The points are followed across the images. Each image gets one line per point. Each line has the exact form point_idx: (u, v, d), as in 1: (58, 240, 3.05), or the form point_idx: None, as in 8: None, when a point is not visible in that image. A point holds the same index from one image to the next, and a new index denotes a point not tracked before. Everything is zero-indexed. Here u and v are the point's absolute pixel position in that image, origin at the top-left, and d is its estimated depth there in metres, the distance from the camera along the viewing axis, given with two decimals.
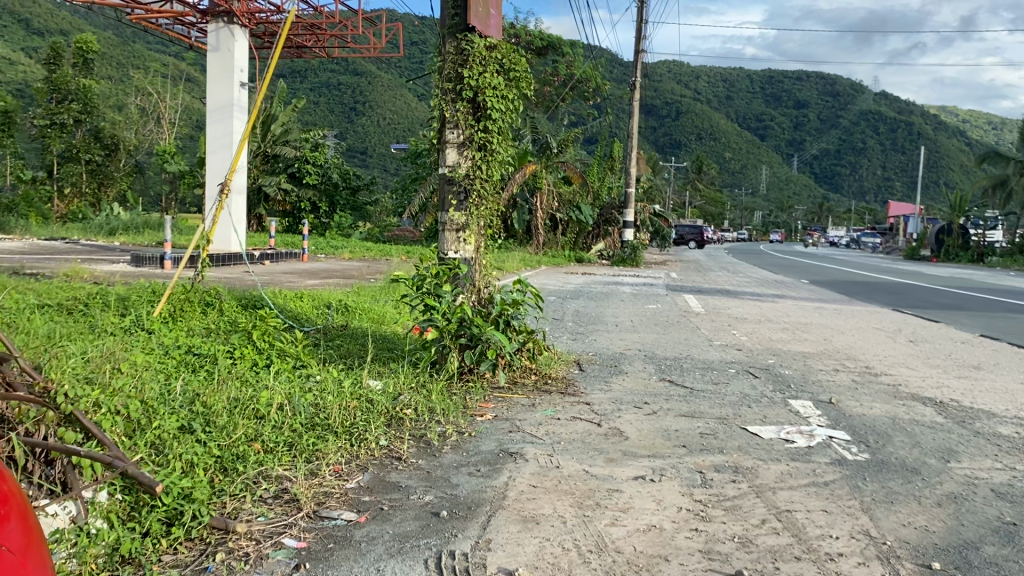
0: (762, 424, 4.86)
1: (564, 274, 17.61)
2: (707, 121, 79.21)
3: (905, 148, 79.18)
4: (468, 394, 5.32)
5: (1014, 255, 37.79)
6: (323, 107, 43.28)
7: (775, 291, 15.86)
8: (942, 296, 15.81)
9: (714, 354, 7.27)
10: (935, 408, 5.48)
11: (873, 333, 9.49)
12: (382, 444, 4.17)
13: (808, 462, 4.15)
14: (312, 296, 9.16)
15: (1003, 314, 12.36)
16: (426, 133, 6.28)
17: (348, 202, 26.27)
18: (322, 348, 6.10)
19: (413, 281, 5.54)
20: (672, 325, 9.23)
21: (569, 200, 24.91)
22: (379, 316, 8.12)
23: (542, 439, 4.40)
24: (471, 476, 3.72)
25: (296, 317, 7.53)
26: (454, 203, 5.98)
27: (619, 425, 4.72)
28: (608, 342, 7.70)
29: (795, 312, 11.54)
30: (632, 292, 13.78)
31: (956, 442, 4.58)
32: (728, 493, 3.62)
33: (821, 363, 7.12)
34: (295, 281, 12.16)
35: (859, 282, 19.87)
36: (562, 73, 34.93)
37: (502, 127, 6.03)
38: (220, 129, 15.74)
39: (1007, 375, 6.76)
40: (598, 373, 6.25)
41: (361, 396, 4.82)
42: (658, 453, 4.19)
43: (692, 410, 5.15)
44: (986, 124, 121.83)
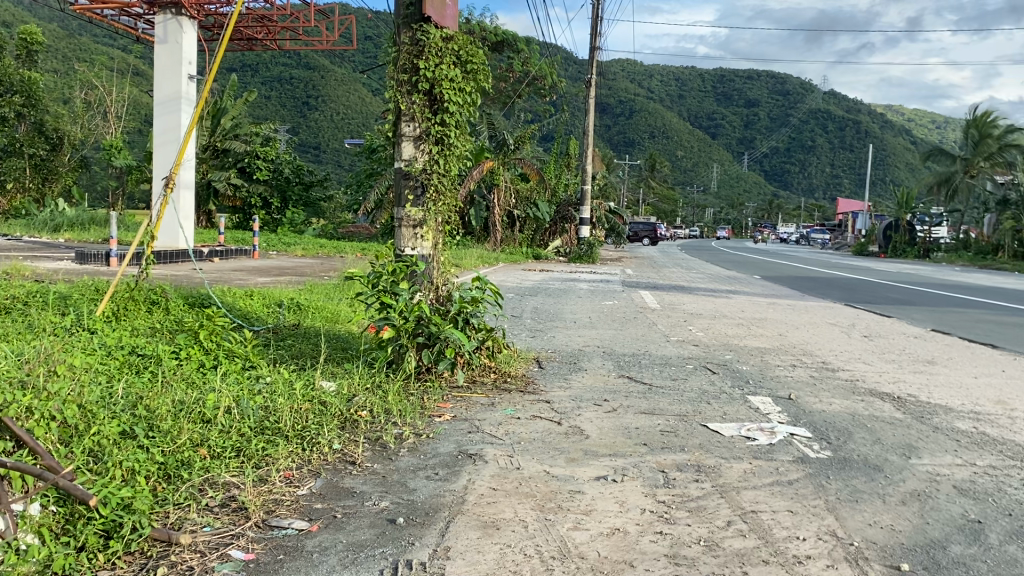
0: (723, 421, 4.80)
1: (521, 270, 17.51)
2: (661, 119, 79.81)
3: (853, 147, 80.65)
4: (425, 395, 5.18)
5: (959, 251, 38.73)
6: (275, 102, 42.55)
7: (729, 286, 15.96)
8: (894, 291, 16.04)
9: (672, 350, 7.23)
10: (893, 403, 5.48)
11: (828, 329, 9.55)
12: (338, 447, 4.03)
13: (771, 460, 4.09)
14: (263, 294, 8.94)
15: (953, 309, 12.54)
16: (381, 126, 6.12)
17: (301, 198, 25.81)
18: (272, 349, 5.92)
19: (368, 278, 5.38)
20: (630, 322, 9.17)
21: (526, 197, 24.84)
22: (332, 315, 7.94)
23: (503, 439, 4.28)
24: (429, 480, 3.59)
25: (246, 317, 7.33)
26: (410, 198, 5.82)
27: (580, 425, 4.62)
28: (568, 339, 7.61)
29: (750, 308, 11.58)
30: (589, 288, 13.74)
31: (916, 438, 4.57)
32: (693, 493, 3.54)
33: (778, 358, 7.12)
34: (245, 278, 11.89)
35: (811, 278, 20.10)
36: (517, 68, 34.84)
37: (459, 120, 5.90)
38: (168, 123, 15.35)
39: (961, 370, 6.82)
40: (558, 371, 6.15)
41: (314, 400, 4.66)
42: (619, 452, 4.10)
43: (653, 407, 5.08)
44: (930, 122, 124.76)
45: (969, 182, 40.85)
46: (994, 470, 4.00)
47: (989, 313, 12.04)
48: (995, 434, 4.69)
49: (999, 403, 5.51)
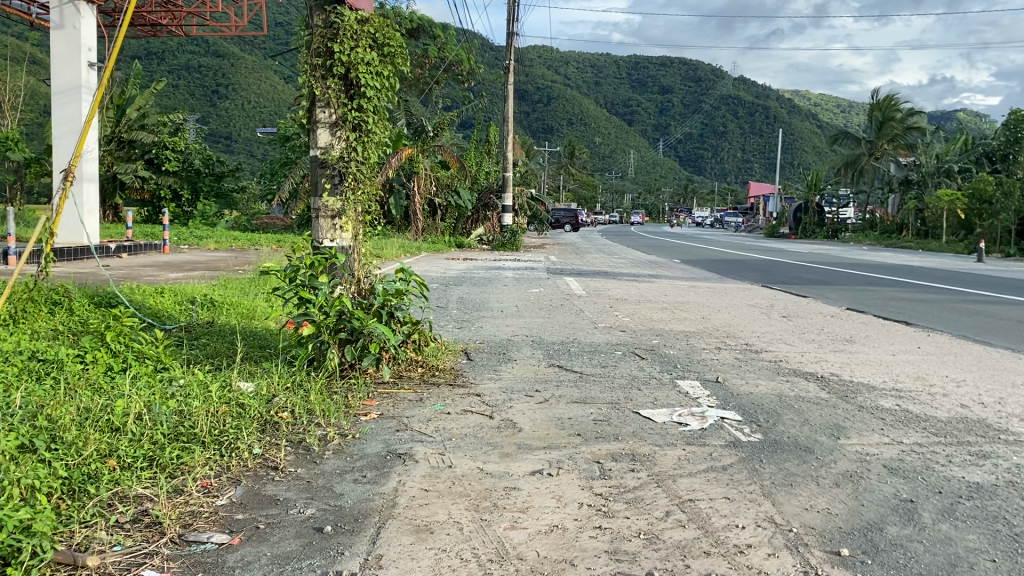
0: (654, 408, 4.75)
1: (444, 260, 17.34)
2: (578, 106, 80.31)
3: (764, 132, 82.79)
4: (350, 392, 5.00)
5: (865, 230, 40.55)
6: (183, 91, 41.13)
7: (650, 271, 16.11)
8: (809, 272, 16.44)
9: (599, 337, 7.18)
10: (818, 383, 5.53)
11: (748, 310, 9.68)
12: (258, 451, 3.83)
13: (704, 445, 4.05)
14: (174, 290, 8.57)
15: (865, 287, 12.92)
16: (295, 112, 5.89)
17: (213, 189, 25.09)
18: (186, 350, 5.66)
19: (286, 272, 5.16)
20: (556, 309, 9.11)
21: (446, 184, 24.64)
22: (248, 311, 7.66)
23: (432, 436, 4.14)
24: (357, 484, 3.44)
25: (156, 316, 6.99)
26: (328, 186, 5.62)
27: (512, 417, 4.51)
28: (496, 329, 7.50)
29: (673, 292, 11.67)
30: (514, 276, 13.66)
31: (843, 418, 4.61)
32: (629, 484, 3.46)
33: (704, 341, 7.14)
34: (155, 274, 11.39)
35: (728, 260, 20.47)
36: (433, 55, 34.50)
37: (378, 105, 5.71)
38: (66, 113, 14.57)
39: (879, 347, 6.97)
40: (487, 362, 6.03)
41: (232, 403, 4.44)
42: (553, 445, 4.00)
43: (584, 396, 5.00)
44: (835, 107, 128.95)
45: (873, 164, 41.34)
46: (920, 448, 4.05)
47: (900, 291, 12.41)
48: (917, 412, 4.77)
49: (919, 380, 5.63)
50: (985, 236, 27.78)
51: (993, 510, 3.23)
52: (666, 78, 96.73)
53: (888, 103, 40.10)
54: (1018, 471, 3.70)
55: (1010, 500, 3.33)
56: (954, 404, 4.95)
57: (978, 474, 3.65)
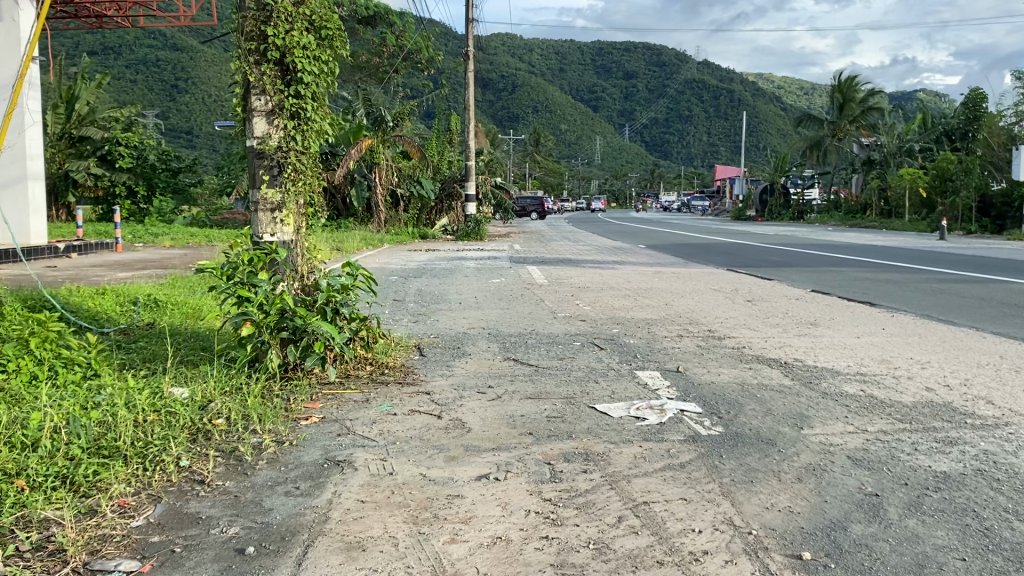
0: (611, 402, 4.55)
1: (406, 251, 17.03)
2: (542, 93, 80.01)
3: (728, 116, 83.10)
4: (291, 395, 4.74)
5: (830, 211, 40.94)
6: (141, 86, 40.31)
7: (614, 257, 15.96)
8: (774, 253, 16.35)
9: (558, 328, 6.96)
10: (780, 369, 5.37)
11: (712, 295, 9.52)
12: (185, 463, 3.56)
13: (661, 441, 3.84)
14: (117, 291, 8.21)
15: (829, 268, 12.84)
16: (230, 101, 5.59)
17: (169, 184, 24.45)
18: (121, 355, 5.37)
19: (223, 270, 4.88)
20: (516, 300, 8.88)
21: (408, 174, 24.22)
22: (194, 309, 7.37)
23: (376, 441, 3.90)
24: (288, 498, 3.20)
25: (94, 318, 6.67)
26: (266, 177, 5.32)
27: (461, 416, 4.29)
28: (452, 322, 7.25)
29: (636, 278, 11.50)
30: (475, 266, 13.41)
31: (805, 407, 4.44)
32: (580, 487, 3.24)
33: (666, 329, 6.95)
34: (103, 274, 10.97)
35: (693, 245, 20.37)
36: (393, 43, 34.06)
37: (317, 91, 5.43)
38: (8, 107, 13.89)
39: (843, 330, 6.83)
40: (440, 358, 5.79)
41: (162, 411, 4.17)
42: (503, 446, 3.78)
43: (538, 391, 4.79)
44: (797, 89, 129.99)
45: (836, 145, 41.35)
46: (884, 436, 3.89)
47: (864, 271, 12.33)
48: (881, 397, 4.62)
49: (883, 363, 5.49)
50: (946, 214, 27.96)
51: (961, 502, 3.06)
52: (629, 64, 96.76)
53: (849, 84, 40.18)
54: (986, 458, 3.55)
55: (978, 490, 3.17)
56: (920, 388, 4.80)
57: (946, 463, 3.48)
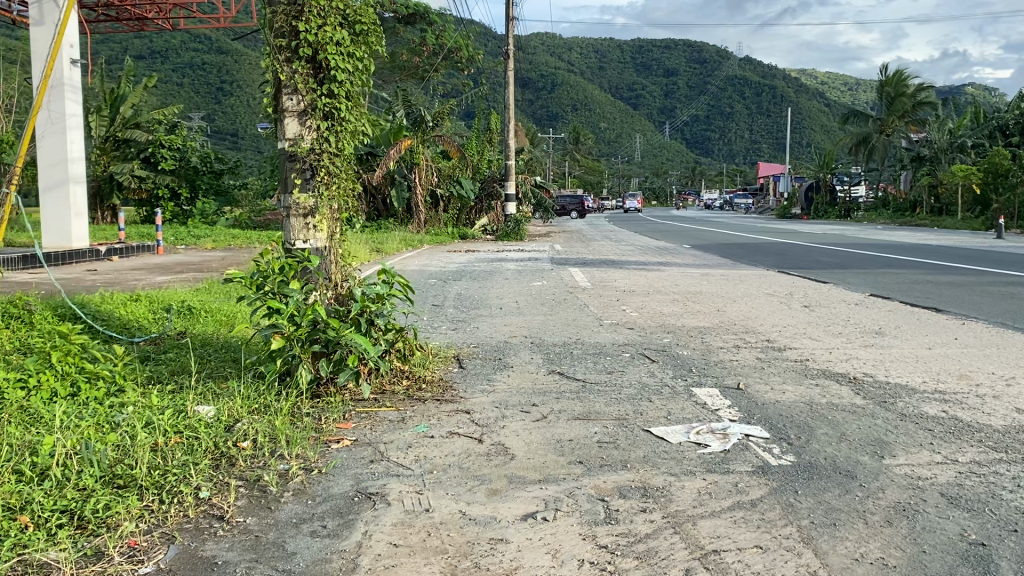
0: (667, 424, 4.17)
1: (444, 252, 16.79)
2: (582, 91, 79.50)
3: (771, 112, 81.70)
4: (322, 414, 4.44)
5: (878, 209, 39.90)
6: (188, 89, 40.76)
7: (658, 258, 15.52)
8: (825, 254, 15.73)
9: (605, 337, 6.59)
10: (850, 386, 4.94)
11: (765, 300, 9.08)
12: (204, 495, 3.28)
13: (727, 473, 3.47)
14: (149, 297, 8.01)
15: (887, 270, 12.24)
16: (260, 100, 5.29)
17: (212, 186, 24.38)
18: (148, 368, 5.13)
19: (252, 279, 4.59)
20: (560, 305, 8.52)
21: (448, 174, 23.97)
22: (226, 317, 7.14)
23: (411, 469, 3.58)
24: (313, 540, 2.88)
25: (125, 327, 6.47)
26: (298, 182, 5.03)
27: (504, 440, 3.94)
28: (492, 331, 6.90)
29: (683, 281, 11.05)
30: (516, 268, 13.07)
31: (884, 430, 4.02)
32: (639, 530, 2.88)
33: (720, 339, 6.53)
34: (141, 279, 10.86)
35: (737, 244, 19.85)
36: (432, 42, 33.83)
37: (351, 90, 5.13)
38: (51, 110, 13.88)
39: (912, 340, 6.36)
40: (480, 371, 5.45)
41: (183, 434, 3.89)
42: (551, 477, 3.43)
43: (587, 411, 4.43)
44: (841, 85, 127.68)
45: (885, 141, 40.30)
46: (979, 468, 3.46)
47: (927, 273, 11.71)
48: (969, 420, 4.17)
49: (962, 379, 5.03)
50: (1002, 211, 26.91)
51: None
52: (670, 61, 95.72)
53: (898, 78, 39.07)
54: None
55: None
56: (1010, 409, 4.34)
57: None
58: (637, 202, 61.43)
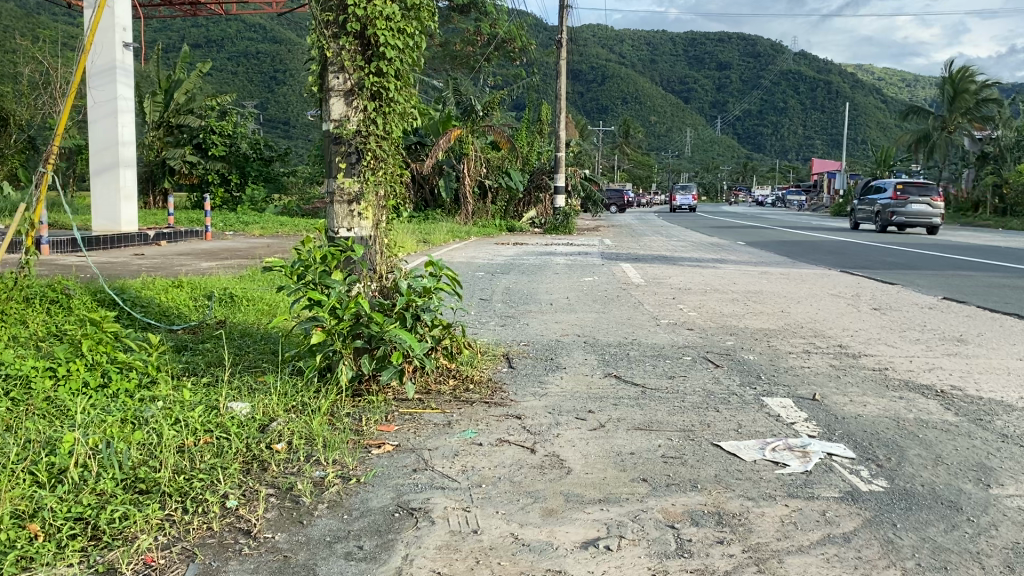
0: (738, 438, 3.80)
1: (492, 244, 16.49)
2: (634, 84, 78.61)
3: (825, 107, 79.94)
4: (363, 415, 4.14)
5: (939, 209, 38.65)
6: (243, 78, 41.01)
7: (715, 255, 15.02)
8: (889, 254, 15.07)
9: (664, 338, 6.19)
10: (938, 399, 4.50)
11: (832, 301, 8.57)
12: (231, 503, 2.99)
13: (812, 499, 3.08)
14: (192, 284, 7.80)
15: (957, 273, 11.61)
16: (305, 80, 5.00)
17: (262, 172, 24.23)
18: (183, 360, 4.88)
19: (293, 269, 4.30)
20: (613, 302, 8.13)
21: (496, 165, 23.62)
22: (269, 306, 6.88)
23: (458, 481, 3.25)
24: (348, 564, 2.57)
25: (164, 314, 6.25)
26: (343, 166, 4.73)
27: (558, 451, 3.59)
28: (543, 328, 6.55)
29: (742, 280, 10.58)
30: (567, 262, 12.67)
31: (986, 453, 3.59)
32: (718, 567, 2.53)
33: (788, 344, 6.10)
34: (187, 264, 10.72)
35: (795, 242, 19.20)
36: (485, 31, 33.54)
37: (401, 69, 4.81)
38: (103, 94, 13.83)
39: (999, 350, 5.86)
40: (531, 371, 5.11)
41: (214, 434, 3.62)
42: (613, 497, 3.08)
43: (650, 421, 4.06)
44: (901, 80, 124.73)
45: (946, 138, 38.82)
46: None
47: (1002, 276, 11.07)
48: None
49: None
50: None
51: None
52: (724, 55, 94.22)
53: (962, 74, 37.25)
54: None
55: None
56: None
57: None
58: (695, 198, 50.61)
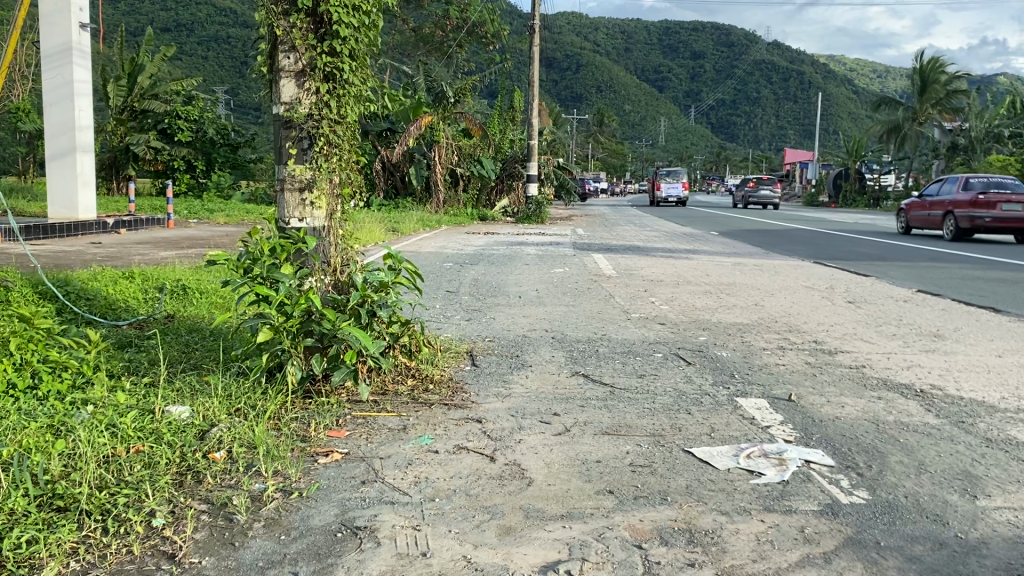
0: (710, 444, 3.58)
1: (464, 234, 16.19)
2: (608, 73, 78.42)
3: (797, 98, 80.38)
4: (312, 419, 3.87)
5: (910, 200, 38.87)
6: (212, 63, 40.21)
7: (688, 245, 14.84)
8: (862, 245, 14.98)
9: (634, 333, 5.97)
10: (919, 400, 4.31)
11: (806, 294, 8.40)
12: (156, 523, 2.72)
13: (791, 513, 2.86)
14: (143, 275, 7.43)
15: (931, 264, 11.52)
16: (253, 59, 4.69)
17: (229, 159, 23.67)
18: (122, 359, 4.56)
19: (240, 262, 4.01)
20: (583, 294, 7.89)
21: (468, 153, 23.28)
22: (223, 300, 6.55)
23: (409, 494, 3.00)
24: None
25: (110, 308, 5.92)
26: (294, 152, 4.43)
27: (520, 459, 3.35)
28: (509, 323, 6.29)
29: (715, 271, 10.40)
30: (538, 252, 12.43)
31: (971, 461, 3.39)
32: None
33: (762, 339, 5.91)
34: (144, 254, 10.35)
35: (768, 232, 19.09)
36: (457, 17, 33.14)
37: (356, 49, 4.51)
38: (58, 77, 13.34)
39: (977, 345, 5.71)
40: (495, 370, 4.86)
41: (146, 442, 3.34)
42: (577, 512, 2.85)
43: (618, 424, 3.83)
44: (873, 72, 125.32)
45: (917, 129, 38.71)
46: None
47: (975, 268, 11.00)
48: None
49: None
50: None
51: None
52: (698, 45, 94.33)
53: (932, 65, 37.72)
54: None
55: None
56: None
57: None
58: (683, 188, 40.74)
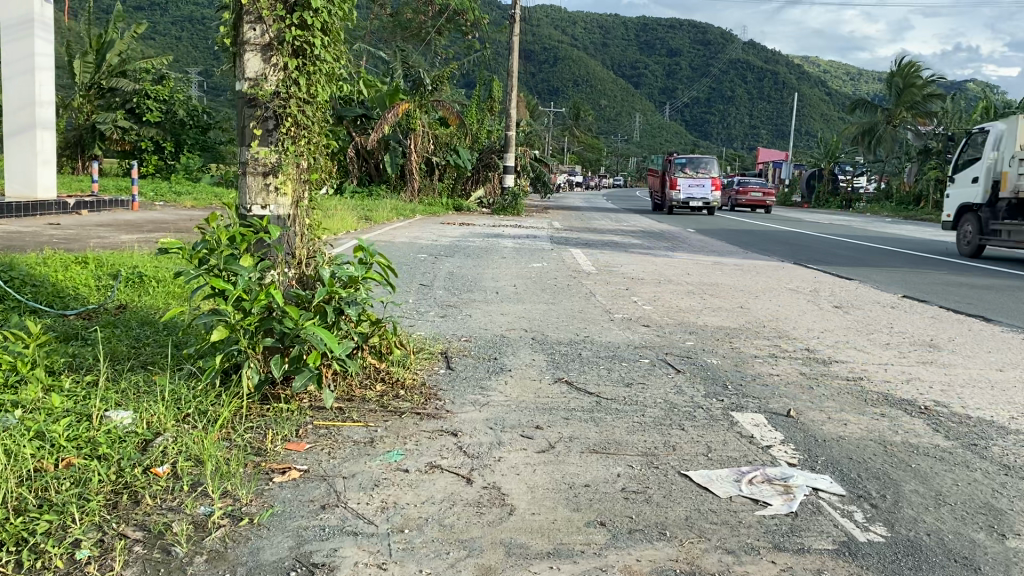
0: (708, 466, 3.25)
1: (437, 225, 15.80)
2: (585, 67, 78.19)
3: (771, 97, 80.63)
4: (268, 428, 3.50)
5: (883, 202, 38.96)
6: (186, 43, 39.39)
7: (666, 242, 14.60)
8: (841, 247, 14.77)
9: (618, 336, 5.65)
10: (924, 418, 4.02)
11: (791, 297, 8.14)
12: (80, 557, 2.34)
13: (802, 553, 2.55)
14: (98, 260, 6.97)
15: (912, 269, 11.32)
16: (216, 30, 4.28)
17: (197, 141, 23.17)
18: (63, 354, 4.15)
19: (194, 252, 3.62)
20: (563, 292, 7.57)
21: (445, 142, 22.79)
22: (180, 289, 6.12)
23: (376, 523, 2.65)
24: None
25: (57, 296, 5.48)
26: (257, 133, 4.04)
27: (499, 482, 3.01)
28: (488, 321, 5.95)
29: (696, 270, 10.13)
30: (514, 245, 12.10)
31: (990, 492, 3.10)
32: None
33: (752, 345, 5.62)
34: (103, 237, 9.88)
35: (745, 231, 18.89)
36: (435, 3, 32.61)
37: (329, 23, 4.12)
38: (17, 50, 12.71)
39: (975, 358, 5.45)
40: (471, 374, 4.51)
41: (79, 454, 2.95)
42: (564, 549, 2.51)
43: (606, 441, 3.50)
44: (847, 74, 126.08)
45: (891, 132, 39.09)
46: None
47: (957, 274, 10.79)
48: None
49: None
50: None
51: None
52: (675, 42, 94.39)
53: (908, 68, 37.86)
54: None
55: None
56: None
57: None
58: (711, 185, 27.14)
